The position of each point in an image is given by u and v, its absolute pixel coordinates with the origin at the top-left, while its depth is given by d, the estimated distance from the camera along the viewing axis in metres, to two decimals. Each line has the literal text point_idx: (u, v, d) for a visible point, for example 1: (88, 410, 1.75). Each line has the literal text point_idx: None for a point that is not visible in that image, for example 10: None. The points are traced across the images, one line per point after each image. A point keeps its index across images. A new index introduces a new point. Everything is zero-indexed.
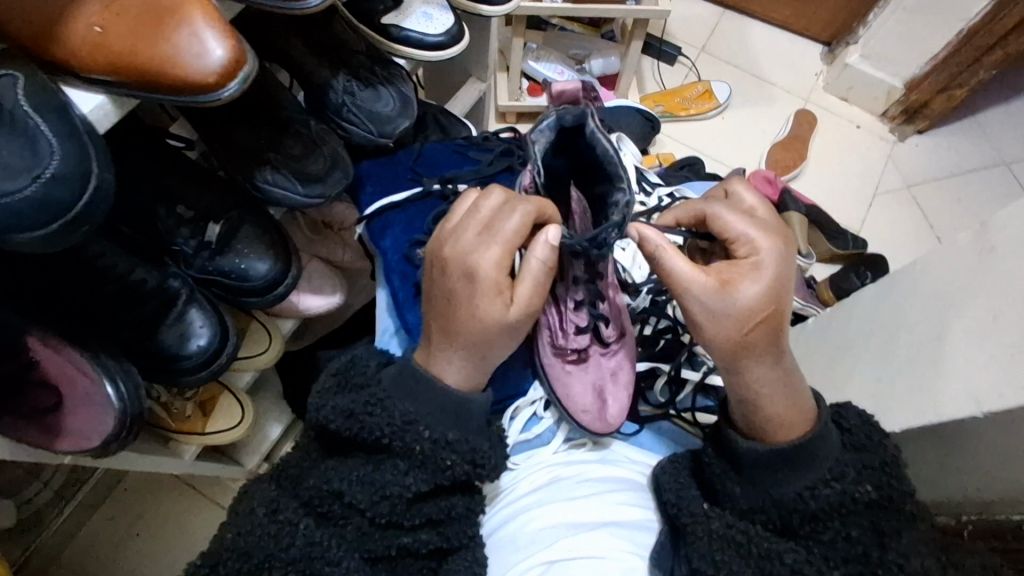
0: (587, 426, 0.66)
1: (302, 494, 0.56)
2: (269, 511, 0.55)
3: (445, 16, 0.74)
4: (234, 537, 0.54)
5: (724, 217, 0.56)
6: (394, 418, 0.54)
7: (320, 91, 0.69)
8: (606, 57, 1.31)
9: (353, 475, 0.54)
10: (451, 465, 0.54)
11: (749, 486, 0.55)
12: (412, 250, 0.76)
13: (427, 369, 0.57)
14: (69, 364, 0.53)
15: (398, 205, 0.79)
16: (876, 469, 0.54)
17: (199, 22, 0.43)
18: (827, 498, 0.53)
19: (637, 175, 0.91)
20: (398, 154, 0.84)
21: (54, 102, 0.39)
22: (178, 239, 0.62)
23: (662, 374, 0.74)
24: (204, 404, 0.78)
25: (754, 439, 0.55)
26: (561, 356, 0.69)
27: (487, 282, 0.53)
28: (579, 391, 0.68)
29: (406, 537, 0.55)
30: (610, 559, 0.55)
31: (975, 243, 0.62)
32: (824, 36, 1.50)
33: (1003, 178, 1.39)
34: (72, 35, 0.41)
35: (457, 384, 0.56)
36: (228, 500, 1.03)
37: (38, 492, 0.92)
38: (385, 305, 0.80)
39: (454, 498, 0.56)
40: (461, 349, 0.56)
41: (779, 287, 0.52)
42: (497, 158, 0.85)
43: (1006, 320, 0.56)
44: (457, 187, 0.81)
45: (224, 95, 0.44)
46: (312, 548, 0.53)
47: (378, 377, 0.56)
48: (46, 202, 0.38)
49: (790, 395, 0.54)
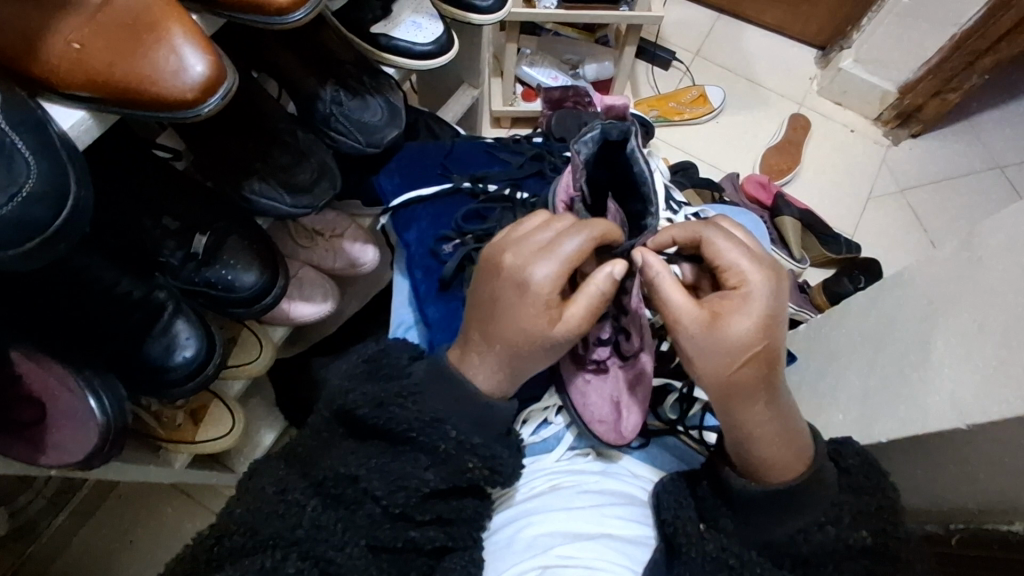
0: (602, 437, 0.66)
1: (313, 474, 0.54)
2: (279, 490, 0.53)
3: (434, 25, 0.74)
4: (242, 512, 0.52)
5: (714, 247, 0.55)
6: (425, 412, 0.54)
7: (307, 100, 0.69)
8: (599, 62, 1.31)
9: (372, 461, 0.53)
10: (472, 469, 0.55)
11: (741, 520, 0.56)
12: (439, 245, 0.77)
13: (460, 370, 0.57)
14: (52, 377, 0.53)
15: (425, 200, 0.81)
16: (870, 513, 0.55)
17: (178, 39, 0.43)
18: (821, 541, 0.53)
19: (665, 191, 0.88)
20: (429, 146, 0.85)
21: (31, 120, 0.40)
22: (164, 251, 0.62)
23: (674, 391, 0.73)
24: (195, 412, 0.78)
25: (749, 477, 0.56)
26: (582, 365, 0.69)
27: (538, 297, 0.53)
28: (596, 401, 0.67)
29: (413, 532, 0.54)
30: (602, 569, 0.54)
31: (960, 251, 0.62)
32: (817, 40, 1.50)
33: (997, 181, 1.39)
34: (50, 52, 0.41)
35: (487, 389, 0.56)
36: (219, 505, 1.03)
37: (31, 501, 0.91)
38: (404, 296, 0.80)
39: (466, 499, 0.57)
40: (497, 357, 0.55)
41: (771, 322, 0.51)
42: (527, 160, 0.85)
43: (988, 331, 0.56)
44: (487, 187, 0.81)
45: (204, 111, 0.44)
46: (318, 531, 0.52)
47: (409, 370, 0.57)
48: (23, 220, 0.38)
49: (781, 435, 0.53)
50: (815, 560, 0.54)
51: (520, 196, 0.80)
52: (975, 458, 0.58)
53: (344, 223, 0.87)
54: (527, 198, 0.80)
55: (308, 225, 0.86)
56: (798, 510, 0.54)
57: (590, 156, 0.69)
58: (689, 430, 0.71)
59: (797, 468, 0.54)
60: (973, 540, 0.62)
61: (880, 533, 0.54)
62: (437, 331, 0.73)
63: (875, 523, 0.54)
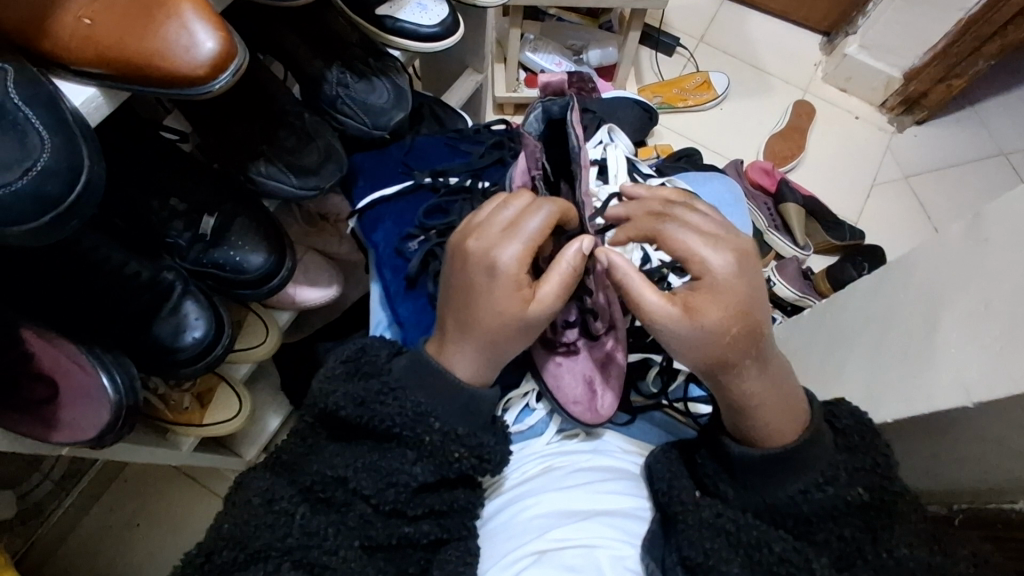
0: (577, 418, 0.67)
1: (300, 481, 0.54)
2: (266, 500, 0.53)
3: (439, 8, 0.73)
4: (230, 525, 0.52)
5: (680, 239, 0.55)
6: (407, 410, 0.54)
7: (313, 82, 0.68)
8: (603, 48, 1.30)
9: (360, 462, 0.54)
10: (459, 458, 0.55)
11: (742, 486, 0.57)
12: (405, 244, 0.77)
13: (439, 360, 0.57)
14: (65, 356, 0.54)
15: (389, 199, 0.80)
16: (866, 470, 0.55)
17: (189, 14, 0.43)
18: (821, 501, 0.54)
19: (627, 167, 0.88)
20: (390, 146, 0.85)
21: (45, 96, 0.40)
22: (172, 231, 0.63)
23: (655, 364, 0.76)
24: (202, 395, 0.78)
25: (746, 443, 0.56)
26: (551, 349, 0.69)
27: (508, 278, 0.53)
28: (569, 382, 0.67)
29: (407, 526, 0.55)
30: (601, 547, 0.55)
31: (966, 233, 0.63)
32: (822, 26, 1.49)
33: (1000, 167, 1.39)
34: (62, 29, 0.41)
35: (468, 377, 0.56)
36: (224, 489, 1.03)
37: (39, 484, 0.92)
38: (376, 298, 0.80)
39: (456, 491, 0.57)
40: (474, 344, 0.55)
41: (742, 307, 0.52)
42: (487, 150, 0.86)
43: (995, 311, 0.57)
44: (448, 180, 0.81)
45: (214, 87, 0.44)
46: (308, 538, 0.51)
47: (388, 367, 0.57)
48: (37, 195, 0.38)
49: (779, 402, 0.55)
50: (816, 519, 0.54)
51: (483, 186, 0.81)
52: (979, 435, 0.58)
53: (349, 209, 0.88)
54: (489, 187, 0.81)
55: (311, 209, 0.86)
56: (795, 471, 0.54)
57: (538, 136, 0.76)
58: (674, 402, 0.73)
59: (792, 432, 0.55)
60: (978, 518, 0.62)
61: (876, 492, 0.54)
62: (410, 329, 0.74)
63: (870, 481, 0.54)
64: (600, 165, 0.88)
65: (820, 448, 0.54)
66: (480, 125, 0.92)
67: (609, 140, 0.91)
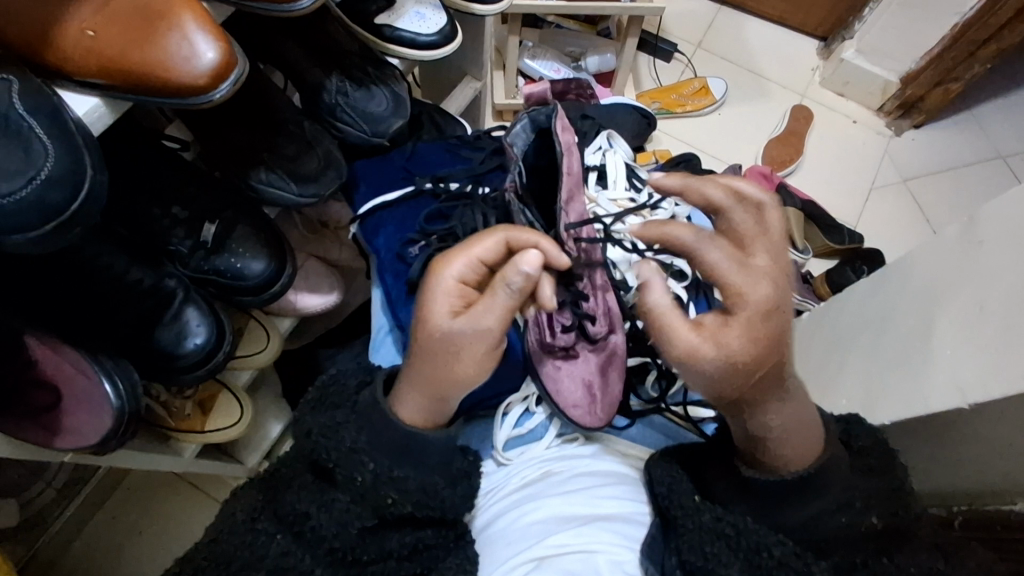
0: (578, 421, 0.67)
1: (280, 513, 0.55)
2: (248, 517, 0.56)
3: (437, 16, 0.73)
4: (209, 552, 0.54)
5: (712, 255, 0.48)
6: (344, 443, 0.54)
7: (313, 91, 0.69)
8: (601, 54, 1.31)
9: (320, 499, 0.54)
10: (391, 504, 0.54)
11: (755, 507, 0.55)
12: (405, 249, 0.78)
13: (388, 403, 0.56)
14: (67, 363, 0.54)
15: (391, 205, 0.81)
16: (881, 496, 0.55)
17: (189, 26, 0.44)
18: (833, 526, 0.54)
19: (627, 171, 0.88)
20: (391, 152, 0.86)
21: (48, 106, 0.41)
22: (173, 239, 0.63)
23: (654, 369, 0.76)
24: (203, 402, 0.78)
25: (755, 467, 0.55)
26: (550, 353, 0.71)
27: (443, 287, 0.52)
28: (569, 386, 0.69)
29: (372, 565, 0.54)
30: (601, 552, 0.55)
31: (962, 235, 0.63)
32: (819, 31, 1.50)
33: (998, 171, 1.40)
34: (64, 40, 0.42)
35: (411, 419, 0.55)
36: (224, 495, 1.04)
37: (41, 491, 0.92)
38: (379, 303, 0.81)
39: (424, 529, 0.56)
40: (416, 388, 0.54)
41: (767, 339, 0.46)
42: (488, 156, 0.87)
43: (991, 312, 0.57)
44: (449, 186, 0.83)
45: (215, 97, 0.45)
46: (284, 560, 0.53)
47: (354, 399, 0.57)
48: (38, 205, 0.38)
49: (801, 429, 0.53)
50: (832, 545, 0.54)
51: (482, 192, 0.82)
52: (982, 435, 0.58)
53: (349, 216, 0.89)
54: (488, 193, 0.82)
55: (311, 217, 0.87)
56: (809, 496, 0.54)
57: (526, 147, 0.75)
58: (673, 406, 0.73)
59: (808, 457, 0.53)
60: (978, 520, 0.61)
61: (894, 514, 0.54)
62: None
63: (885, 507, 0.54)
64: (599, 171, 0.88)
65: (839, 471, 0.54)
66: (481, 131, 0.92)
67: (609, 145, 0.91)
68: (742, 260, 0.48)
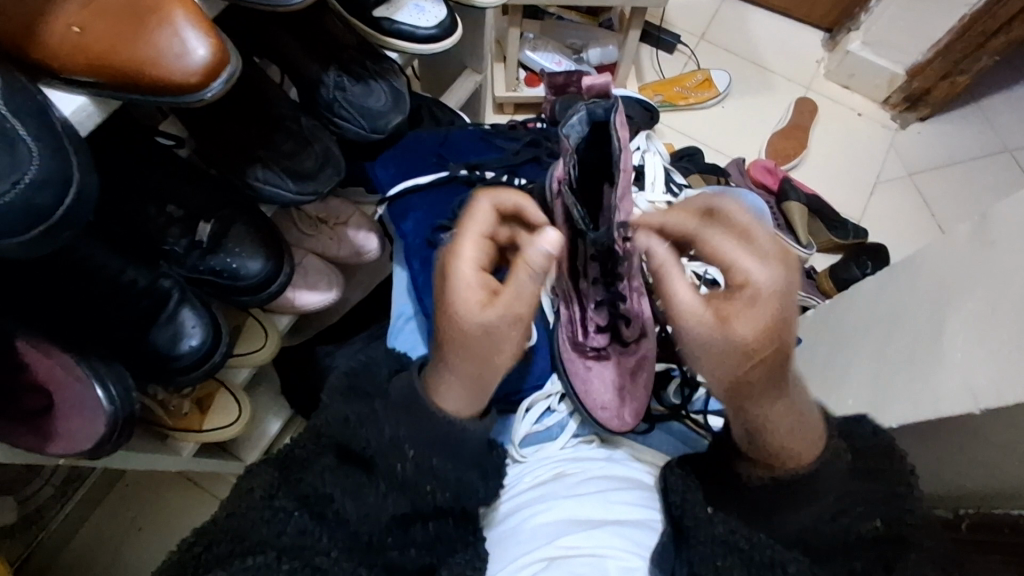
0: (604, 423, 0.69)
1: (300, 488, 0.51)
2: (265, 496, 0.51)
3: (437, 9, 0.72)
4: (226, 522, 0.51)
5: (713, 245, 0.54)
6: (385, 441, 0.53)
7: (310, 86, 0.68)
8: (603, 46, 1.29)
9: (348, 482, 0.52)
10: (431, 493, 0.54)
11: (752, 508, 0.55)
12: (434, 235, 0.79)
13: (427, 393, 0.56)
14: (57, 367, 0.53)
15: (422, 188, 0.82)
16: (890, 497, 0.53)
17: (180, 21, 0.42)
18: (832, 531, 0.52)
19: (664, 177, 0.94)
20: (424, 133, 0.85)
21: (32, 105, 0.39)
22: (168, 238, 0.62)
23: (677, 376, 0.77)
24: (201, 401, 0.77)
25: (762, 465, 0.55)
26: (581, 353, 0.73)
27: (463, 281, 0.54)
28: (598, 387, 0.71)
29: (394, 551, 0.51)
30: (610, 557, 0.54)
31: (974, 235, 0.62)
32: (824, 23, 1.48)
33: (1005, 165, 1.38)
34: (50, 35, 0.41)
35: (456, 411, 0.56)
36: (225, 492, 1.03)
37: (39, 489, 0.92)
38: (401, 288, 0.82)
39: (442, 517, 0.54)
40: (457, 375, 0.55)
41: (778, 325, 0.50)
42: (521, 148, 0.88)
43: (1002, 315, 0.56)
44: (483, 174, 0.84)
45: (208, 95, 0.44)
46: (302, 540, 0.49)
47: (386, 390, 0.57)
48: (24, 208, 0.37)
49: (796, 425, 0.53)
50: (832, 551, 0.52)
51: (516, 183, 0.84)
52: (990, 440, 0.58)
53: (348, 211, 0.86)
54: (526, 185, 0.84)
55: (310, 212, 0.85)
56: (800, 502, 0.54)
57: (581, 138, 0.72)
58: (693, 414, 0.73)
59: (811, 456, 0.53)
60: (984, 524, 0.61)
61: (897, 519, 0.52)
62: None
63: (889, 510, 0.52)
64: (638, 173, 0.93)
65: (832, 476, 0.53)
66: (515, 124, 0.95)
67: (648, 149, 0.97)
68: (756, 246, 0.53)
